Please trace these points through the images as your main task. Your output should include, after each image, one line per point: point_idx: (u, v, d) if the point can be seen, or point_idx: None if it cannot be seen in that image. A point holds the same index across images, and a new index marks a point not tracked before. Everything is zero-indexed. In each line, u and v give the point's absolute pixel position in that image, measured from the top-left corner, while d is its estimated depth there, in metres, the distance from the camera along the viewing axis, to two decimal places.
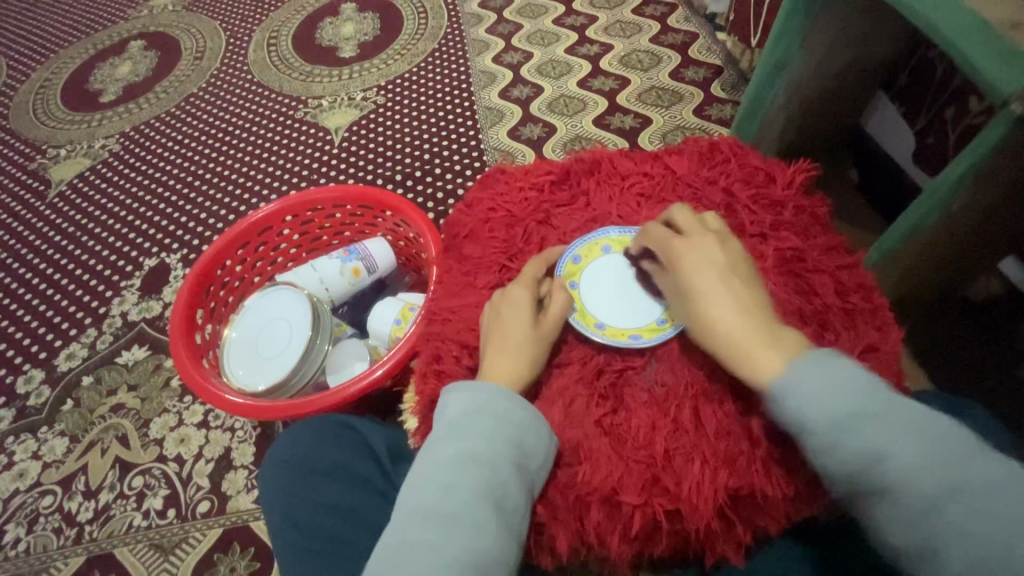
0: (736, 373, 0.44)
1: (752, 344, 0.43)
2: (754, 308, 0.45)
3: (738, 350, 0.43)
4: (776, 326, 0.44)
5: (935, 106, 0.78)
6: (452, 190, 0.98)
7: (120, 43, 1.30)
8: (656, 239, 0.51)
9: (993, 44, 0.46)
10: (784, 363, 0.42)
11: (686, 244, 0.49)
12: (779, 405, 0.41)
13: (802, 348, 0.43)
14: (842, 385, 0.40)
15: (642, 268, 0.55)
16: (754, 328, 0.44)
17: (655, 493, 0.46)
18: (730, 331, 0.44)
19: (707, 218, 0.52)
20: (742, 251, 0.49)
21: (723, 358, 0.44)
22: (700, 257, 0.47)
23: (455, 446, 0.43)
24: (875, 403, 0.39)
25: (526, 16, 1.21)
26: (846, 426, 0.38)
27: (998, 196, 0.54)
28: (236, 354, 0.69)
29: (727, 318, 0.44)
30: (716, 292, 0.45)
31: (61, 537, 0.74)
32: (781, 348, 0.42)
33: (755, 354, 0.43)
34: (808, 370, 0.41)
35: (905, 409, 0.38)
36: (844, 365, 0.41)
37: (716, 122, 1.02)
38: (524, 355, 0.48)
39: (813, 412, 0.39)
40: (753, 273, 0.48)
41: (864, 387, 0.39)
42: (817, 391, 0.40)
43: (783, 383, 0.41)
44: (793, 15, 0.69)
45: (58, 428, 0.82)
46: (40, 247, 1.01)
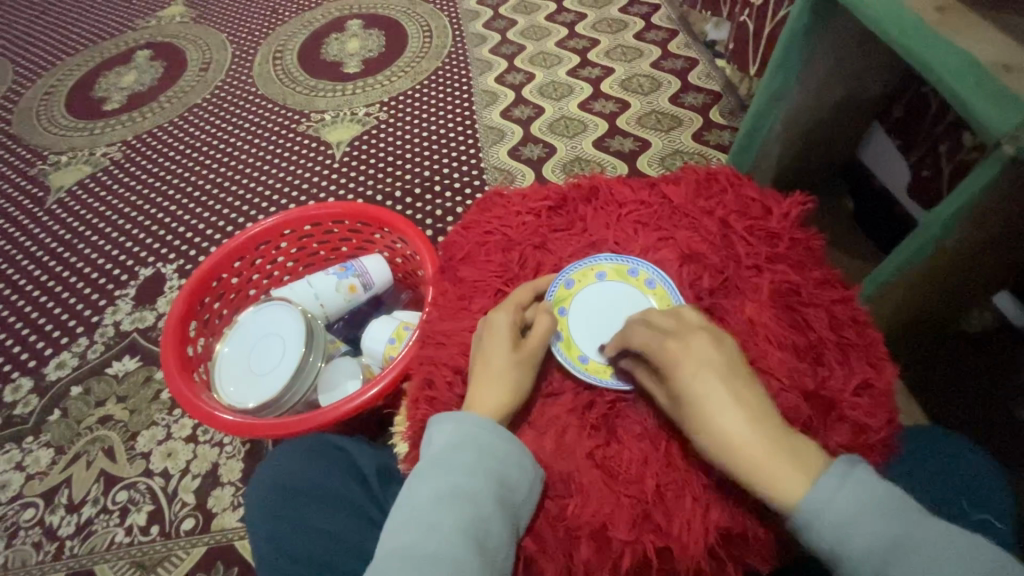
0: (761, 497, 0.41)
1: (778, 466, 0.40)
2: (763, 417, 0.42)
3: (759, 472, 0.40)
4: (787, 436, 0.42)
5: (929, 140, 0.78)
6: (451, 208, 0.98)
7: (126, 52, 1.31)
8: (643, 342, 0.47)
9: (987, 86, 0.46)
10: (807, 486, 0.39)
11: (680, 347, 0.45)
12: (807, 533, 0.39)
13: (818, 464, 0.41)
14: (868, 508, 0.38)
15: (619, 367, 0.51)
16: (771, 446, 0.41)
17: (646, 530, 0.45)
18: (747, 454, 0.41)
19: (683, 311, 0.49)
20: (733, 346, 0.46)
21: (745, 482, 0.41)
22: (699, 365, 0.44)
23: (436, 482, 0.43)
24: (905, 528, 0.37)
25: (529, 38, 1.22)
26: (887, 557, 0.37)
27: (992, 233, 0.54)
28: (227, 369, 0.68)
29: (740, 434, 0.41)
30: (724, 406, 0.42)
31: (41, 552, 0.73)
32: (802, 463, 0.40)
33: (782, 478, 0.40)
34: (837, 495, 0.38)
35: (941, 535, 0.37)
36: (861, 483, 0.39)
37: (715, 147, 1.03)
38: (509, 384, 0.48)
39: (848, 545, 0.37)
40: (749, 374, 0.45)
41: (896, 511, 0.38)
42: (848, 515, 0.38)
43: (813, 515, 0.38)
44: (791, 47, 0.70)
45: (44, 439, 0.81)
46: (35, 255, 1.01)
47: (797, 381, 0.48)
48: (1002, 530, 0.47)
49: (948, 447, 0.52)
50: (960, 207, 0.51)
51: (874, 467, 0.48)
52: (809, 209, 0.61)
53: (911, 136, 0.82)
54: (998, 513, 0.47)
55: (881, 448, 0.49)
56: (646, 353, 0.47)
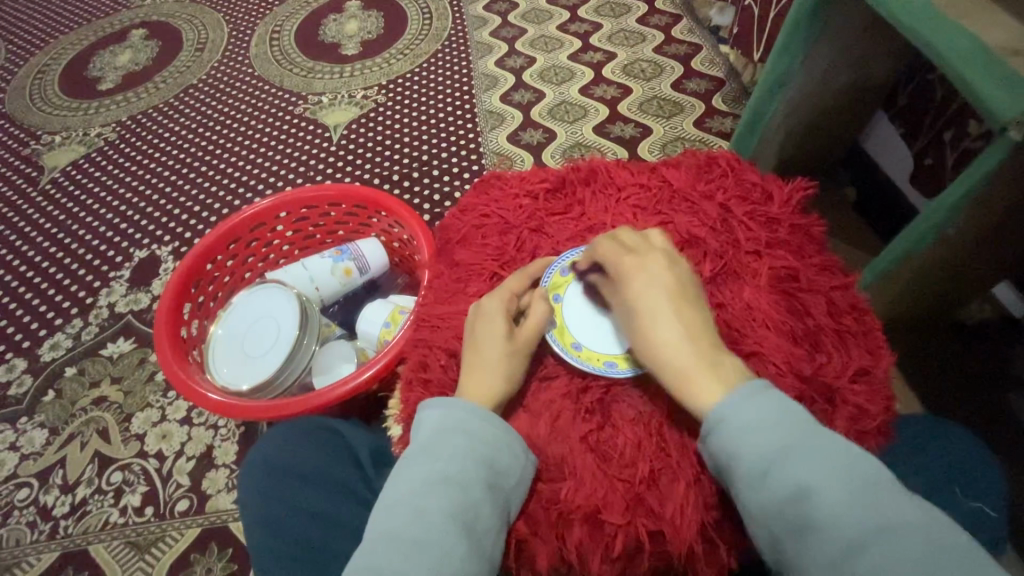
0: (679, 398, 0.44)
1: (697, 371, 0.43)
2: (698, 331, 0.45)
3: (681, 376, 0.43)
4: (719, 352, 0.44)
5: (934, 128, 0.78)
6: (449, 193, 0.97)
7: (122, 31, 1.29)
8: (606, 252, 0.50)
9: (996, 69, 0.45)
10: (721, 392, 0.42)
11: (635, 260, 0.48)
12: (712, 434, 0.41)
13: (741, 377, 0.43)
14: (771, 415, 0.39)
15: (589, 282, 0.54)
16: (697, 355, 0.43)
17: (639, 514, 0.45)
18: (673, 359, 0.44)
19: (651, 234, 0.52)
20: (687, 269, 0.49)
21: (666, 382, 0.44)
22: (648, 277, 0.47)
23: (427, 466, 0.42)
24: (800, 435, 0.38)
25: (531, 21, 1.20)
26: (777, 459, 0.38)
27: (994, 220, 0.54)
28: (222, 350, 0.68)
29: (670, 341, 0.44)
30: (662, 314, 0.45)
31: (35, 531, 0.73)
32: (723, 374, 0.43)
33: (698, 381, 0.43)
34: (743, 398, 0.41)
35: (831, 443, 0.38)
36: (771, 397, 0.41)
37: (716, 134, 1.01)
38: (503, 371, 0.48)
39: (744, 443, 0.39)
40: (699, 295, 0.48)
41: (795, 422, 0.39)
42: (750, 418, 0.40)
43: (720, 417, 0.40)
44: (796, 31, 0.68)
45: (38, 420, 0.81)
46: (29, 235, 1.00)
47: (795, 367, 0.48)
48: (993, 517, 0.46)
49: (942, 436, 0.52)
50: (961, 196, 0.50)
51: (870, 455, 0.48)
52: (811, 195, 0.61)
53: (916, 124, 0.81)
54: (991, 502, 0.47)
55: (877, 435, 0.49)
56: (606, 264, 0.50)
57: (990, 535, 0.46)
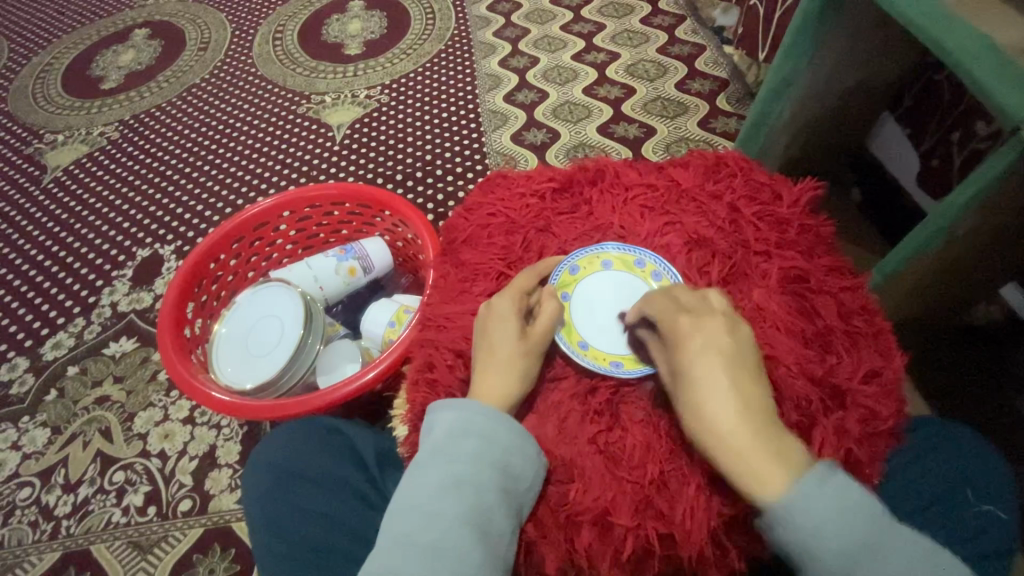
0: (732, 477, 0.40)
1: (756, 451, 0.39)
2: (758, 406, 0.41)
3: (738, 457, 0.40)
4: (780, 432, 0.41)
5: (942, 127, 0.77)
6: (453, 193, 0.97)
7: (124, 30, 1.29)
8: (660, 311, 0.47)
9: (1007, 69, 0.45)
10: (786, 481, 0.38)
11: (692, 322, 0.45)
12: (778, 527, 0.38)
13: (805, 464, 0.39)
14: (848, 511, 0.37)
15: (637, 336, 0.50)
16: (756, 432, 0.40)
17: (649, 516, 0.45)
18: (730, 437, 0.40)
19: (709, 294, 0.49)
20: (748, 335, 0.46)
21: (721, 462, 0.40)
22: (706, 339, 0.44)
23: (439, 469, 0.42)
24: (879, 535, 0.37)
25: (534, 21, 1.20)
26: (861, 560, 0.36)
27: (1006, 221, 0.53)
28: (225, 350, 0.67)
29: (728, 416, 0.41)
30: (719, 386, 0.42)
31: (36, 531, 0.73)
32: (787, 460, 0.39)
33: (756, 462, 0.39)
34: (817, 488, 0.37)
35: (903, 539, 0.37)
36: (841, 485, 0.38)
37: (720, 135, 1.01)
38: (514, 372, 0.47)
39: (824, 543, 0.36)
40: (759, 366, 0.44)
41: (868, 512, 0.37)
42: (828, 518, 0.37)
43: (786, 509, 0.37)
44: (803, 32, 0.68)
45: (40, 419, 0.80)
46: (32, 234, 0.99)
47: (805, 368, 0.48)
48: (1005, 521, 0.46)
49: (953, 438, 0.51)
50: (972, 197, 0.50)
51: (881, 457, 0.48)
52: (819, 195, 0.60)
53: (922, 124, 0.80)
54: (1001, 505, 0.47)
55: (888, 437, 0.48)
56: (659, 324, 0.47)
57: (1003, 539, 0.46)
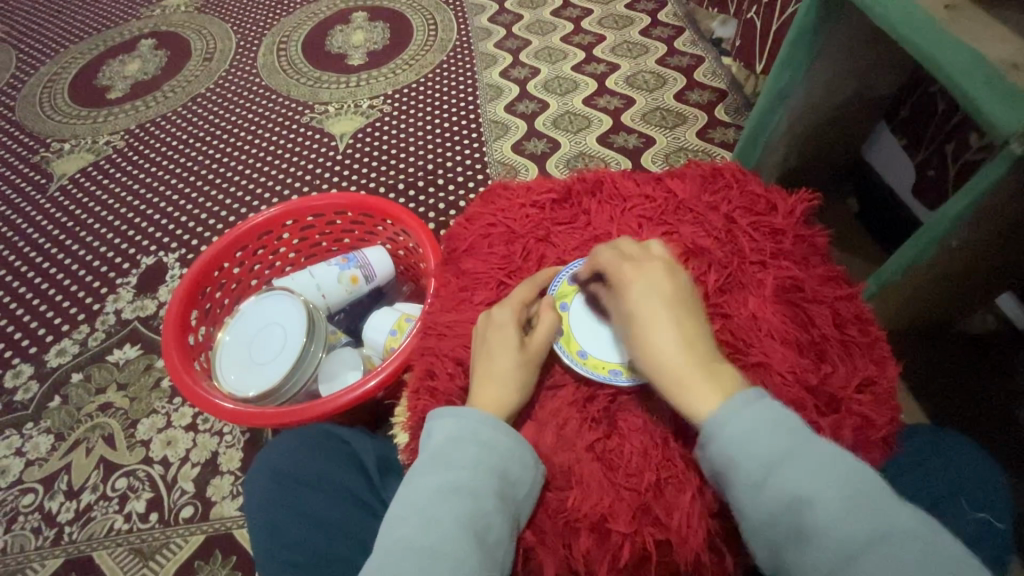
0: (676, 405, 0.43)
1: (694, 381, 0.42)
2: (696, 341, 0.44)
3: (680, 388, 0.43)
4: (716, 362, 0.43)
5: (936, 139, 0.78)
6: (454, 202, 0.98)
7: (131, 41, 1.30)
8: (605, 261, 0.50)
9: (995, 83, 0.46)
10: (719, 403, 0.41)
11: (634, 268, 0.48)
12: (710, 445, 0.40)
13: (739, 387, 0.42)
14: (764, 423, 0.39)
15: (591, 292, 0.53)
16: (694, 365, 0.43)
17: (646, 522, 0.45)
18: (672, 370, 0.43)
19: (652, 244, 0.51)
20: (687, 279, 0.48)
21: (666, 394, 0.43)
22: (646, 285, 0.46)
23: (438, 475, 0.43)
24: (794, 442, 0.38)
25: (535, 33, 1.22)
26: (773, 466, 0.38)
27: (997, 232, 0.54)
28: (229, 358, 0.68)
29: (668, 351, 0.44)
30: (660, 324, 0.45)
31: (39, 537, 0.73)
32: (721, 385, 0.42)
33: (693, 390, 0.42)
34: (739, 405, 0.40)
35: (824, 451, 0.38)
36: (763, 404, 0.40)
37: (719, 145, 1.02)
38: (512, 380, 0.48)
39: (741, 451, 0.39)
40: (698, 305, 0.47)
41: (789, 426, 0.39)
42: (747, 427, 0.39)
43: (717, 427, 0.40)
44: (798, 45, 0.69)
45: (43, 425, 0.81)
46: (37, 242, 1.00)
47: (800, 377, 0.49)
48: (999, 529, 0.47)
49: (948, 445, 0.52)
50: (964, 208, 0.51)
51: (876, 464, 0.48)
52: (814, 206, 0.61)
53: (917, 135, 0.81)
54: (994, 512, 0.47)
55: (883, 445, 0.49)
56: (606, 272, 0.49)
57: (998, 547, 0.46)
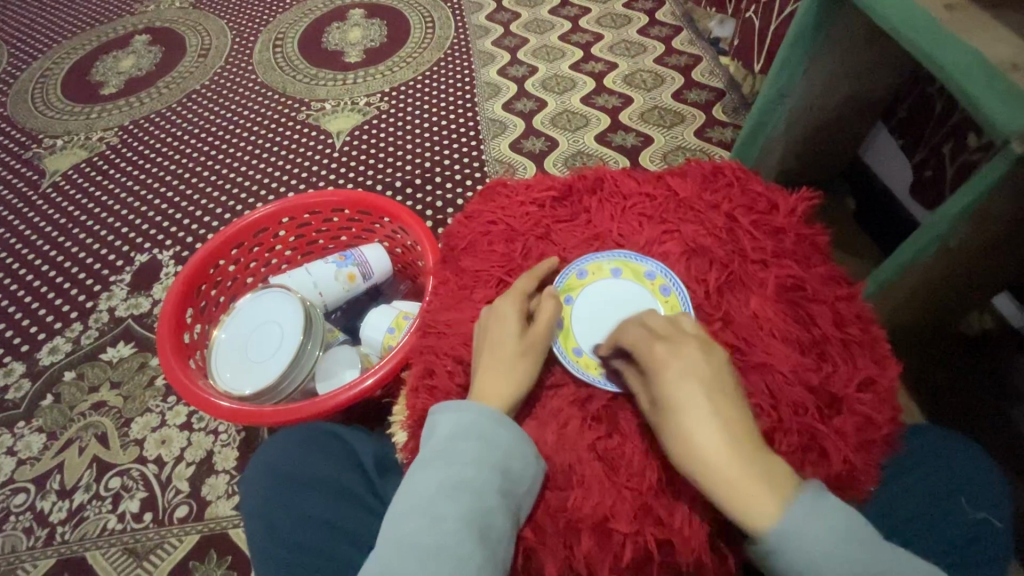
0: (725, 509, 0.40)
1: (747, 483, 0.40)
2: (744, 435, 0.41)
3: (732, 490, 0.40)
4: (766, 457, 0.41)
5: (934, 138, 0.78)
6: (452, 200, 0.97)
7: (125, 36, 1.29)
8: (634, 341, 0.47)
9: (994, 85, 0.45)
10: (779, 508, 0.39)
11: (668, 351, 0.45)
12: (774, 559, 0.39)
13: (793, 487, 0.40)
14: (837, 543, 0.37)
15: (612, 365, 0.50)
16: (745, 464, 0.40)
17: (648, 523, 0.45)
18: (721, 469, 0.40)
19: (681, 318, 0.49)
20: (723, 358, 0.46)
21: (716, 497, 0.40)
22: (685, 374, 0.44)
23: (439, 473, 0.42)
24: (867, 562, 0.37)
25: (533, 31, 1.21)
26: None
27: (998, 231, 0.54)
28: (225, 357, 0.67)
29: (715, 448, 0.41)
30: (702, 416, 0.42)
31: (31, 537, 0.72)
32: (776, 485, 0.40)
33: (748, 494, 0.39)
34: (808, 517, 0.38)
35: (894, 566, 0.37)
36: (827, 513, 0.39)
37: (717, 144, 1.02)
38: (513, 373, 0.48)
39: (821, 572, 0.37)
40: (737, 389, 0.45)
41: (855, 532, 0.38)
42: (820, 550, 0.37)
43: (783, 540, 0.38)
44: (797, 44, 0.69)
45: (35, 424, 0.80)
46: (29, 238, 0.99)
47: (802, 377, 0.49)
48: (999, 528, 0.46)
49: (949, 444, 0.52)
50: (964, 208, 0.51)
51: (876, 464, 0.48)
52: (815, 205, 0.61)
53: (915, 136, 0.81)
54: (996, 512, 0.47)
55: (883, 445, 0.49)
56: (636, 353, 0.47)
57: (996, 548, 0.45)
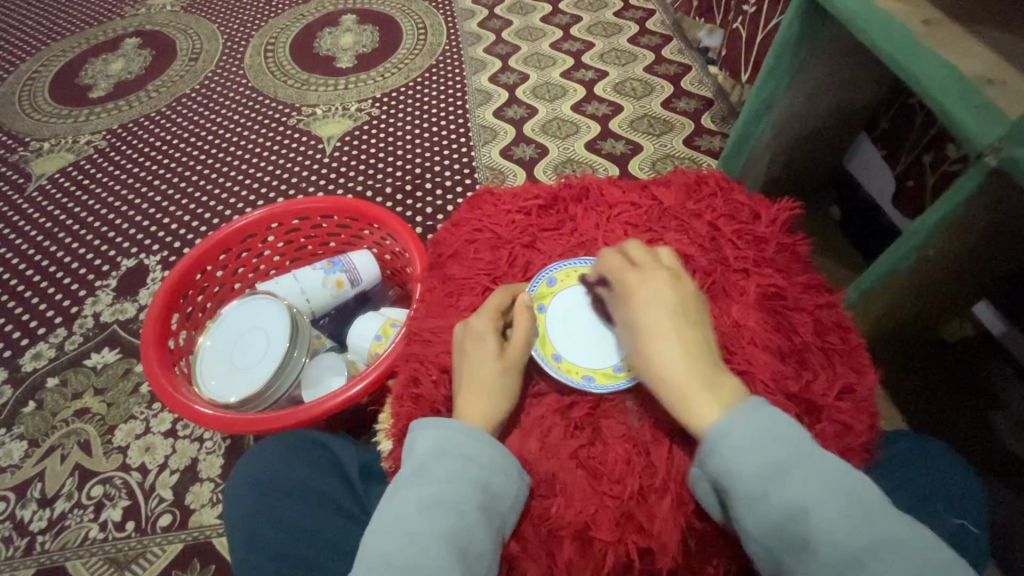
0: (675, 415, 0.43)
1: (694, 387, 0.42)
2: (700, 350, 0.44)
3: (678, 394, 0.43)
4: (718, 372, 0.44)
5: (914, 153, 0.80)
6: (441, 207, 0.97)
7: (114, 40, 1.28)
8: (612, 266, 0.50)
9: (970, 97, 0.46)
10: (719, 410, 0.41)
11: (639, 276, 0.48)
12: (709, 456, 0.40)
13: (740, 396, 0.42)
14: (764, 434, 0.39)
15: (596, 294, 0.53)
16: (699, 373, 0.43)
17: (630, 530, 0.45)
18: (671, 376, 0.43)
19: (660, 253, 0.52)
20: (693, 288, 0.48)
21: (667, 403, 0.43)
22: (652, 294, 0.47)
23: (420, 489, 0.42)
24: (793, 455, 0.38)
25: (524, 39, 1.22)
26: (773, 476, 0.38)
27: (974, 242, 0.55)
28: (210, 364, 0.67)
29: (669, 358, 0.44)
30: (664, 333, 0.45)
31: (10, 547, 0.71)
32: (720, 394, 0.42)
33: (694, 397, 0.42)
34: (744, 417, 0.40)
35: (822, 461, 0.38)
36: (761, 415, 0.40)
37: (705, 153, 1.03)
38: (494, 391, 0.48)
39: (740, 462, 0.39)
40: (704, 316, 0.47)
41: (792, 439, 0.39)
42: (745, 440, 0.39)
43: (719, 434, 0.40)
44: (782, 54, 0.69)
45: (17, 431, 0.79)
46: (14, 242, 0.98)
47: (781, 385, 0.49)
48: (974, 533, 0.47)
49: (929, 452, 0.52)
50: (940, 217, 0.51)
51: (855, 471, 0.48)
52: (796, 214, 0.61)
53: (896, 147, 0.83)
54: (970, 517, 0.48)
55: (863, 453, 0.49)
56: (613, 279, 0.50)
57: (971, 551, 0.47)
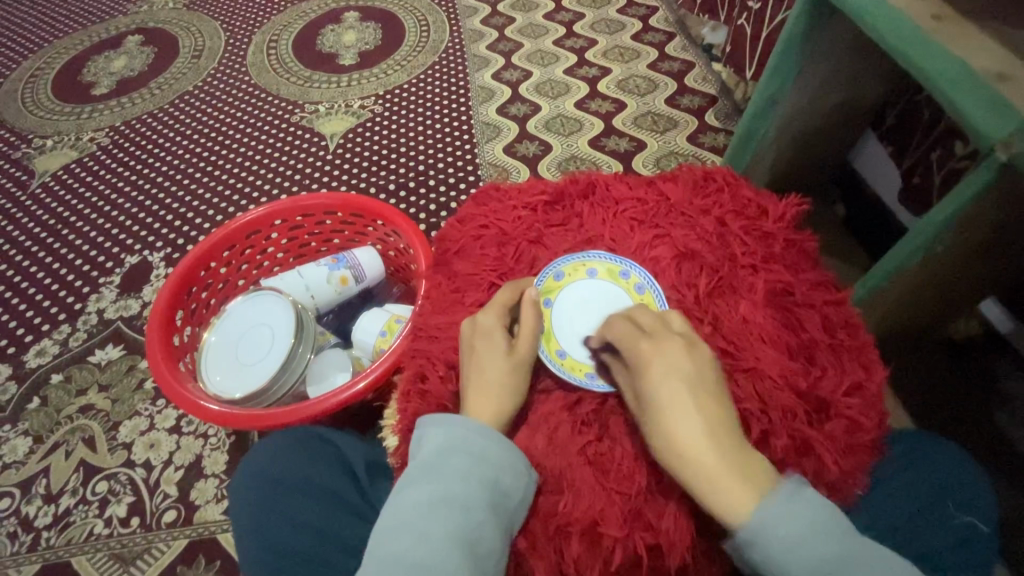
0: (704, 505, 0.40)
1: (722, 474, 0.40)
2: (723, 430, 0.42)
3: (706, 482, 0.40)
4: (744, 453, 0.41)
5: (922, 148, 0.79)
6: (445, 204, 0.97)
7: (117, 37, 1.28)
8: (620, 334, 0.47)
9: (981, 93, 0.46)
10: (754, 501, 0.39)
11: (652, 346, 0.45)
12: (754, 550, 0.38)
13: (771, 481, 0.40)
14: (812, 527, 0.37)
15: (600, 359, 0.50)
16: (727, 459, 0.40)
17: (637, 527, 0.45)
18: (697, 461, 0.40)
19: (669, 315, 0.49)
20: (708, 356, 0.46)
21: (693, 490, 0.41)
22: (667, 368, 0.44)
23: (429, 486, 0.42)
24: (845, 550, 0.37)
25: (527, 36, 1.21)
26: (829, 574, 0.36)
27: (982, 238, 0.54)
28: (215, 359, 0.67)
29: (692, 442, 0.41)
30: (684, 412, 0.42)
31: (15, 543, 0.71)
32: (751, 480, 0.40)
33: (724, 486, 0.39)
34: (786, 509, 0.38)
35: (872, 555, 0.37)
36: (807, 505, 0.39)
37: (709, 150, 1.03)
38: (502, 386, 0.47)
39: (794, 558, 0.37)
40: (721, 388, 0.44)
41: (839, 530, 0.38)
42: (797, 536, 0.37)
43: (760, 530, 0.38)
44: (789, 49, 0.69)
45: (21, 427, 0.79)
46: (18, 239, 0.98)
47: (790, 381, 0.49)
48: (985, 533, 0.47)
49: (938, 449, 0.52)
50: (950, 213, 0.51)
51: (863, 468, 0.48)
52: (804, 210, 0.61)
53: (903, 143, 0.82)
54: (981, 513, 0.48)
55: (871, 449, 0.49)
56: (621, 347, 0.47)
57: (982, 550, 0.46)
